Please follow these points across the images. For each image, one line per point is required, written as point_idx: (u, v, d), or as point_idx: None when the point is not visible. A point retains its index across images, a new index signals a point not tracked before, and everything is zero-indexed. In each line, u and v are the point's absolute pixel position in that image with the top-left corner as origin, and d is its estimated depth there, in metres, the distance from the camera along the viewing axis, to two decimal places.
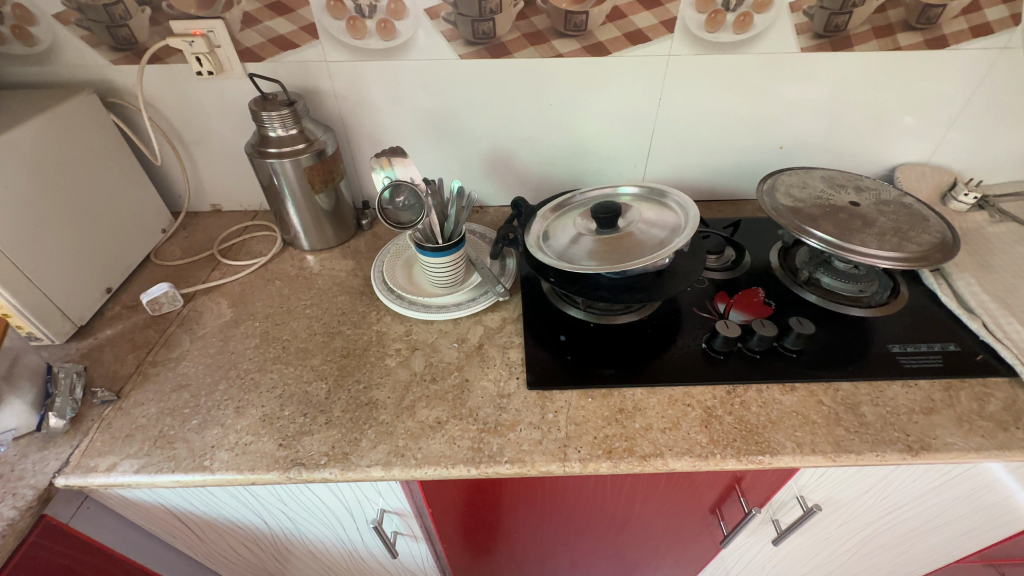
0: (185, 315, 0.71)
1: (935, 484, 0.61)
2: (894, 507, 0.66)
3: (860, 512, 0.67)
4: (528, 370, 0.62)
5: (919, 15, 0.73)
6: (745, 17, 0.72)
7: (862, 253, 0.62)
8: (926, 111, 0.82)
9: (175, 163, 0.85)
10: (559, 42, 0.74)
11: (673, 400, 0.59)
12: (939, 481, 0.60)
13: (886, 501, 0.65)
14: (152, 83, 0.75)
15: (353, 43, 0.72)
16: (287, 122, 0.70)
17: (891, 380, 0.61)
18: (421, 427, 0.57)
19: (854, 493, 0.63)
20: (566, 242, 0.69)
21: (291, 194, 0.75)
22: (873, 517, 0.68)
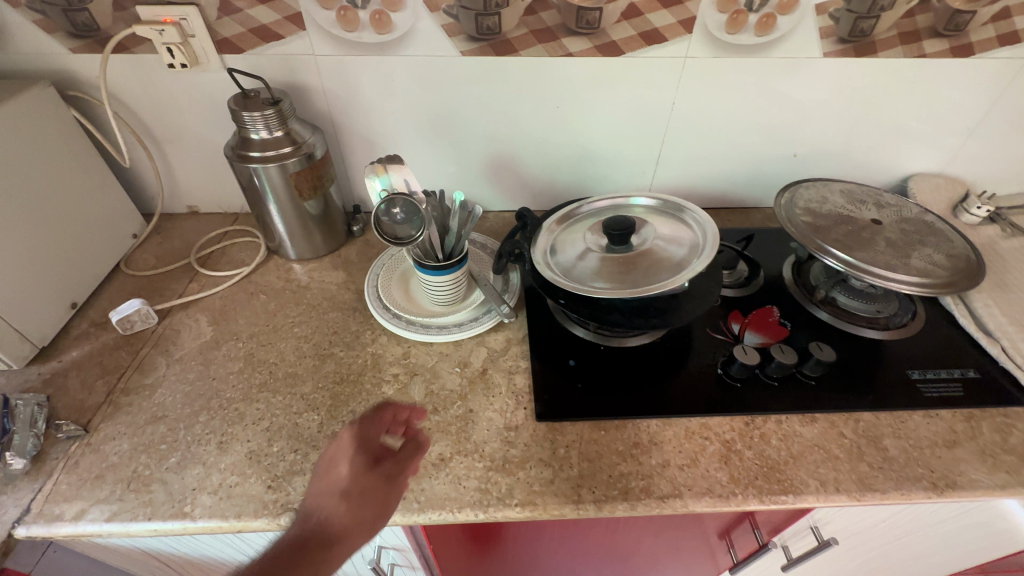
0: (161, 334, 0.65)
1: (952, 515, 0.60)
2: (907, 535, 0.64)
3: (871, 540, 0.66)
4: (537, 399, 0.58)
5: (948, 21, 0.69)
6: (768, 18, 0.67)
7: (885, 279, 0.59)
8: (945, 120, 0.79)
9: (146, 162, 0.77)
10: (569, 39, 0.68)
11: (690, 433, 0.56)
12: (956, 512, 0.59)
13: (899, 530, 0.63)
14: (117, 74, 0.68)
15: (344, 35, 0.66)
16: (271, 122, 0.63)
17: (912, 410, 0.59)
18: (423, 465, 0.53)
19: (869, 523, 0.61)
20: (575, 259, 0.65)
21: (276, 201, 0.69)
22: (884, 544, 0.67)
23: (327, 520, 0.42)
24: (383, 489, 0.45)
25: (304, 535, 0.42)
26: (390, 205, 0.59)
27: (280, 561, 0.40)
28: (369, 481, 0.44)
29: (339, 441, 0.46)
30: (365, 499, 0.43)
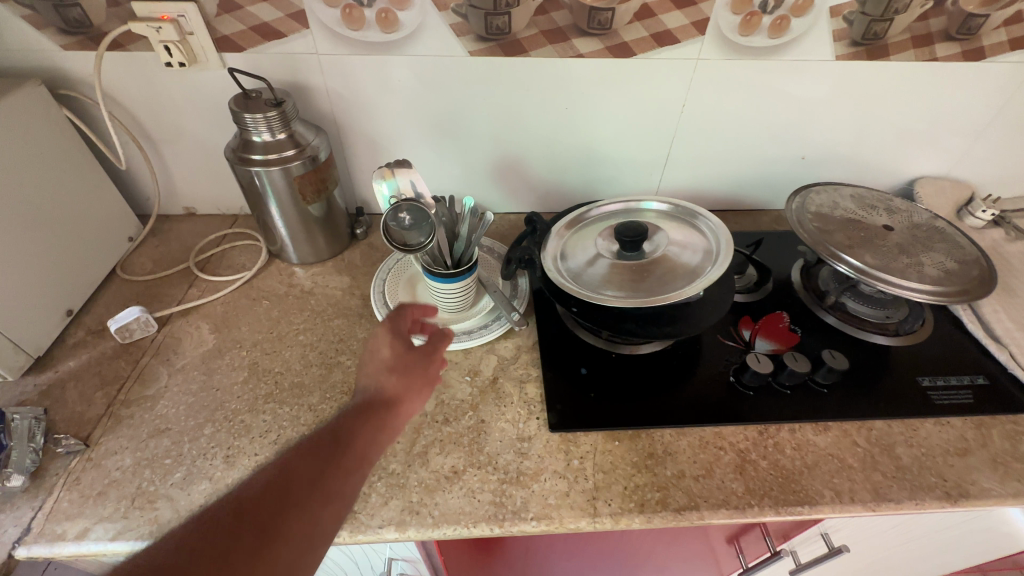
0: (161, 343, 0.63)
1: (961, 522, 0.60)
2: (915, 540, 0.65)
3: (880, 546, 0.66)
4: (549, 409, 0.57)
5: (961, 24, 0.68)
6: (782, 20, 0.66)
7: (899, 287, 0.59)
8: (953, 123, 0.79)
9: (142, 163, 0.75)
10: (580, 40, 0.67)
11: (704, 442, 0.56)
12: (965, 520, 0.59)
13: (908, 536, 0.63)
14: (111, 73, 0.65)
15: (349, 34, 0.64)
16: (274, 124, 0.61)
17: (923, 418, 0.59)
18: (436, 479, 0.52)
19: (879, 530, 0.61)
20: (585, 266, 0.64)
21: (278, 204, 0.67)
22: (891, 549, 0.67)
23: (383, 387, 0.48)
24: (426, 360, 0.51)
25: (365, 401, 0.46)
26: (397, 211, 0.58)
27: (354, 419, 0.45)
28: (414, 359, 0.50)
29: (376, 334, 0.52)
30: (414, 372, 0.49)
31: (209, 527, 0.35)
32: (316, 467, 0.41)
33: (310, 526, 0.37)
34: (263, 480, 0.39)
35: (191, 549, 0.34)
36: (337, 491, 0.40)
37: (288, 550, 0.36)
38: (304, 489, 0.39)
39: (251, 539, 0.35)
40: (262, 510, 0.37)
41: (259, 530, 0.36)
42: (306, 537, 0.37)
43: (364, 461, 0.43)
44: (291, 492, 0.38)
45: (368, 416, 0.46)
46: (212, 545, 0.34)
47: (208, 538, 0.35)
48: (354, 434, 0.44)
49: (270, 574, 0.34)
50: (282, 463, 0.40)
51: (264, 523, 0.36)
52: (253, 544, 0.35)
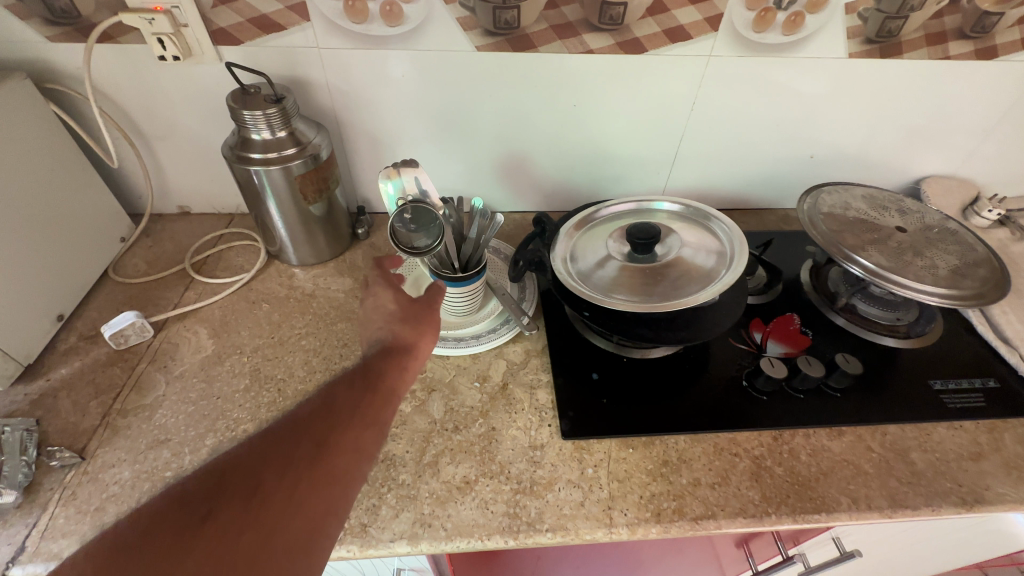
0: (158, 348, 0.61)
1: (973, 527, 0.60)
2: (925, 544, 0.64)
3: (890, 550, 0.66)
4: (562, 416, 0.56)
5: (975, 23, 0.67)
6: (797, 17, 0.64)
7: (915, 289, 0.58)
8: (962, 122, 0.78)
9: (133, 161, 0.72)
10: (590, 36, 0.65)
11: (718, 449, 0.55)
12: (977, 525, 0.59)
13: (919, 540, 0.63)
14: (101, 66, 0.62)
15: (351, 27, 0.61)
16: (274, 122, 0.59)
17: (936, 422, 0.59)
18: (447, 489, 0.50)
19: (890, 535, 0.61)
20: (596, 268, 0.62)
21: (278, 204, 0.65)
22: (900, 553, 0.67)
23: (395, 332, 0.50)
24: (432, 306, 0.54)
25: (390, 345, 0.49)
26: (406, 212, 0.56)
27: (381, 358, 0.48)
28: (420, 307, 0.53)
29: (377, 291, 0.54)
30: (423, 318, 0.52)
31: (269, 444, 0.38)
32: (358, 395, 0.43)
33: (357, 444, 0.40)
34: (311, 407, 0.42)
35: (256, 462, 0.37)
36: (378, 415, 0.43)
37: (340, 462, 0.39)
38: (349, 412, 0.42)
39: (309, 451, 0.38)
40: (315, 428, 0.40)
41: (314, 445, 0.39)
42: (355, 453, 0.40)
43: (396, 395, 0.45)
44: (337, 415, 0.41)
45: (391, 356, 0.48)
46: (274, 458, 0.37)
47: (270, 451, 0.38)
48: (384, 369, 0.46)
49: (331, 480, 0.38)
50: (326, 393, 0.43)
51: (317, 440, 0.39)
52: (310, 458, 0.38)
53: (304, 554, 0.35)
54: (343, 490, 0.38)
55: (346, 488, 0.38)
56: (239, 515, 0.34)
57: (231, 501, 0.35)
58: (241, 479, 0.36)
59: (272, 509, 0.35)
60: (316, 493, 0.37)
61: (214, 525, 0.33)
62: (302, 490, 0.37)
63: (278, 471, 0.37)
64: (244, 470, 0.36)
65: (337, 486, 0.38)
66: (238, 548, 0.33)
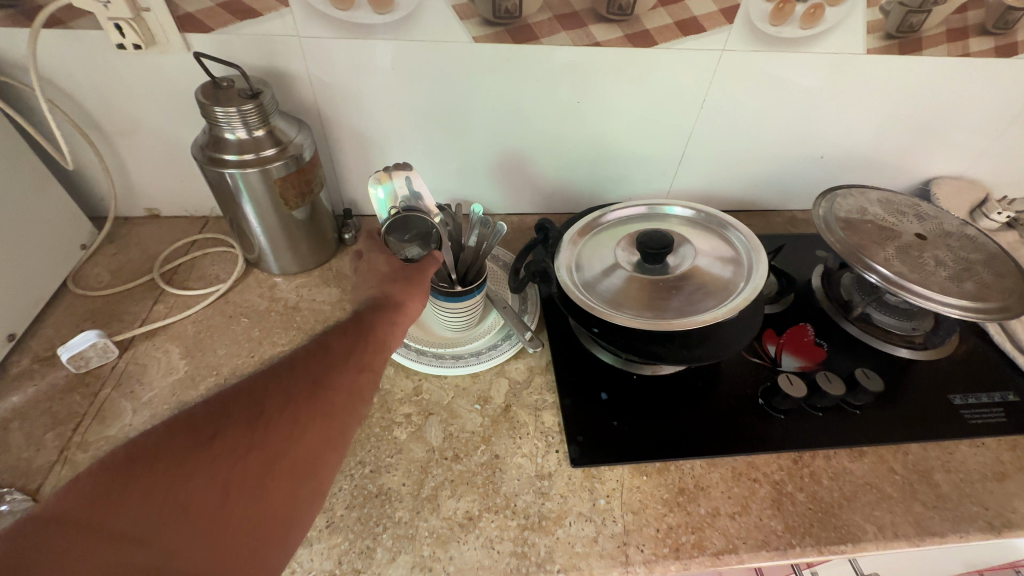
0: (124, 371, 0.55)
1: (991, 549, 0.57)
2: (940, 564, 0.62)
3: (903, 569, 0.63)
4: (570, 442, 0.52)
5: (999, 18, 0.64)
6: (816, 9, 0.60)
7: (939, 302, 0.56)
8: (975, 122, 0.75)
9: (94, 160, 0.65)
10: (597, 27, 0.60)
11: (737, 474, 0.52)
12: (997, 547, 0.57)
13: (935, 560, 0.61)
14: (51, 54, 0.55)
15: (336, 15, 0.55)
16: (251, 119, 0.53)
17: (959, 439, 0.56)
18: (448, 527, 0.46)
19: (907, 557, 0.58)
20: (603, 278, 0.58)
21: (255, 209, 0.59)
22: None
23: (383, 291, 0.47)
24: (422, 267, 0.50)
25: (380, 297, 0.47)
26: (402, 218, 0.51)
27: (372, 311, 0.46)
28: (409, 269, 0.49)
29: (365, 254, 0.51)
30: (413, 276, 0.49)
31: (268, 379, 0.37)
32: (352, 341, 0.42)
33: (353, 386, 0.40)
34: (306, 350, 0.41)
35: (256, 393, 0.36)
36: (371, 361, 0.42)
37: (339, 401, 0.38)
38: (344, 356, 0.41)
39: (308, 388, 0.38)
40: (312, 366, 0.39)
41: (313, 382, 0.38)
42: (352, 395, 0.39)
43: (387, 346, 0.45)
44: (332, 358, 0.40)
45: (381, 309, 0.46)
46: (275, 393, 0.37)
47: (271, 384, 0.37)
48: (374, 321, 0.45)
49: (329, 415, 0.37)
50: (320, 339, 0.42)
51: (315, 378, 0.39)
52: (310, 394, 0.38)
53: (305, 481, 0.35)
54: (343, 425, 0.38)
55: (345, 425, 0.38)
56: (242, 439, 0.34)
57: (234, 425, 0.34)
58: (243, 407, 0.35)
59: (274, 438, 0.35)
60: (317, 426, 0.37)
61: (219, 446, 0.33)
62: (304, 423, 0.36)
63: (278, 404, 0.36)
64: (244, 402, 0.36)
65: (337, 422, 0.38)
66: (243, 468, 0.33)
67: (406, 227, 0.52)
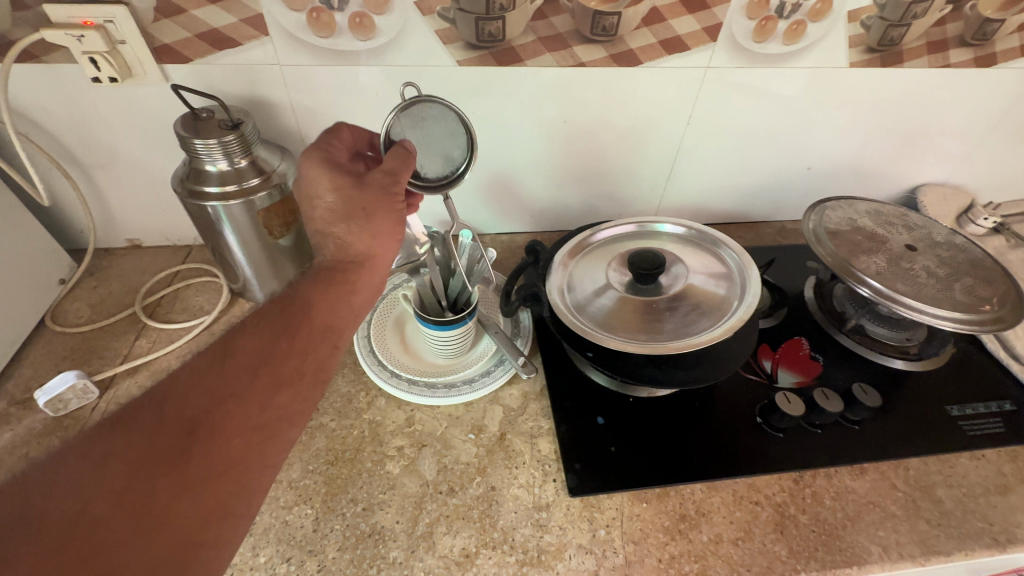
0: (105, 411, 0.54)
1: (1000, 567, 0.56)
2: None
3: None
4: (567, 471, 0.51)
5: (977, 29, 0.64)
6: (798, 26, 0.60)
7: (931, 313, 0.55)
8: (957, 130, 0.76)
9: (71, 193, 0.64)
10: (581, 47, 0.60)
11: (738, 498, 0.51)
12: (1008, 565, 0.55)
13: None
14: (24, 89, 0.54)
15: (317, 42, 0.55)
16: (232, 150, 0.52)
17: (959, 452, 0.56)
18: (445, 566, 0.44)
19: None
20: (595, 300, 0.57)
21: (238, 238, 0.57)
22: None
23: (347, 241, 0.44)
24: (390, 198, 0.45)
25: (332, 268, 0.44)
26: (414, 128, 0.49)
27: (317, 288, 0.42)
28: (368, 191, 0.44)
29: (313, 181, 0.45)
30: (373, 214, 0.44)
31: (139, 427, 0.31)
32: (293, 328, 0.39)
33: (264, 414, 0.35)
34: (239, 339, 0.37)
35: (125, 445, 0.30)
36: (314, 353, 0.39)
37: (244, 437, 0.34)
38: (250, 377, 0.35)
39: (242, 386, 0.35)
40: (250, 360, 0.36)
41: (206, 419, 0.33)
42: (262, 425, 0.35)
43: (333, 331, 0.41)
44: (237, 376, 0.35)
45: (327, 288, 0.42)
46: (191, 404, 0.33)
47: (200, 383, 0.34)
48: (315, 307, 0.41)
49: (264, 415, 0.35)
50: (254, 327, 0.38)
51: (213, 407, 0.33)
52: (208, 431, 0.32)
53: (215, 533, 0.31)
54: (274, 434, 0.35)
55: (265, 445, 0.35)
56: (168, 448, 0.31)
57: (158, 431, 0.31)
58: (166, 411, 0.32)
59: (166, 490, 0.30)
60: (219, 472, 0.32)
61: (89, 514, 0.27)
62: (203, 463, 0.32)
63: (161, 457, 0.30)
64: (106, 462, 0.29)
65: (244, 459, 0.34)
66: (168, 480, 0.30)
67: (423, 152, 0.51)
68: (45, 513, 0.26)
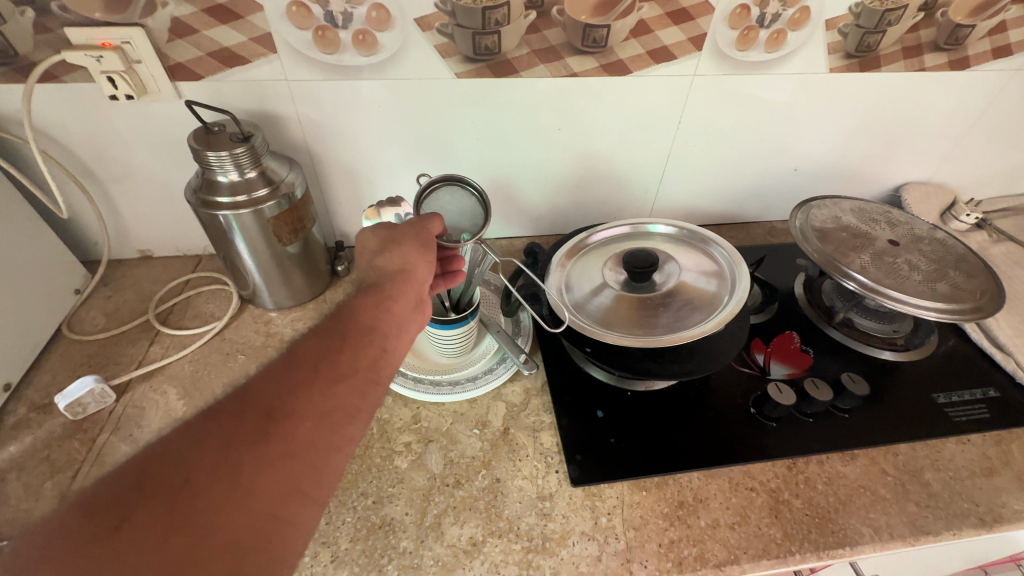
0: (122, 415, 0.56)
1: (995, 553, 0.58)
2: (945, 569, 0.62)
3: None
4: (569, 462, 0.53)
5: (949, 35, 0.68)
6: (779, 34, 0.63)
7: (913, 304, 0.58)
8: (936, 131, 0.79)
9: (86, 206, 0.66)
10: (574, 58, 0.63)
11: (734, 484, 0.53)
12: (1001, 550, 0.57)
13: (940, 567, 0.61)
14: (45, 108, 0.56)
15: (322, 58, 0.57)
16: (243, 161, 0.54)
17: (946, 438, 0.58)
18: (454, 554, 0.46)
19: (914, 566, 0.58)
20: (593, 298, 0.60)
21: (249, 246, 0.60)
22: None
23: (381, 264, 0.47)
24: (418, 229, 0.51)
25: (383, 278, 0.45)
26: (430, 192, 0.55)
27: (372, 296, 0.43)
28: (402, 231, 0.50)
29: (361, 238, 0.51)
30: (402, 240, 0.49)
31: (219, 416, 0.32)
32: (353, 331, 0.40)
33: (332, 400, 0.35)
34: (306, 341, 0.38)
35: (208, 428, 0.31)
36: (372, 353, 0.39)
37: (315, 421, 0.34)
38: (315, 365, 0.36)
39: (307, 381, 0.35)
40: (314, 359, 0.37)
41: (279, 403, 0.33)
42: (331, 411, 0.35)
43: (389, 334, 0.42)
44: (303, 372, 0.35)
45: (376, 292, 0.44)
46: (263, 398, 0.33)
47: (272, 379, 0.34)
48: (370, 310, 0.42)
49: (329, 409, 0.35)
50: (319, 330, 0.39)
51: (282, 399, 0.33)
52: (278, 423, 0.32)
53: (290, 521, 0.31)
54: (339, 429, 0.35)
55: (331, 438, 0.34)
56: (242, 438, 0.31)
57: (233, 423, 0.31)
58: (240, 405, 0.32)
59: (239, 480, 0.30)
60: (294, 456, 0.32)
61: (171, 502, 0.28)
62: (274, 453, 0.31)
63: (240, 438, 0.31)
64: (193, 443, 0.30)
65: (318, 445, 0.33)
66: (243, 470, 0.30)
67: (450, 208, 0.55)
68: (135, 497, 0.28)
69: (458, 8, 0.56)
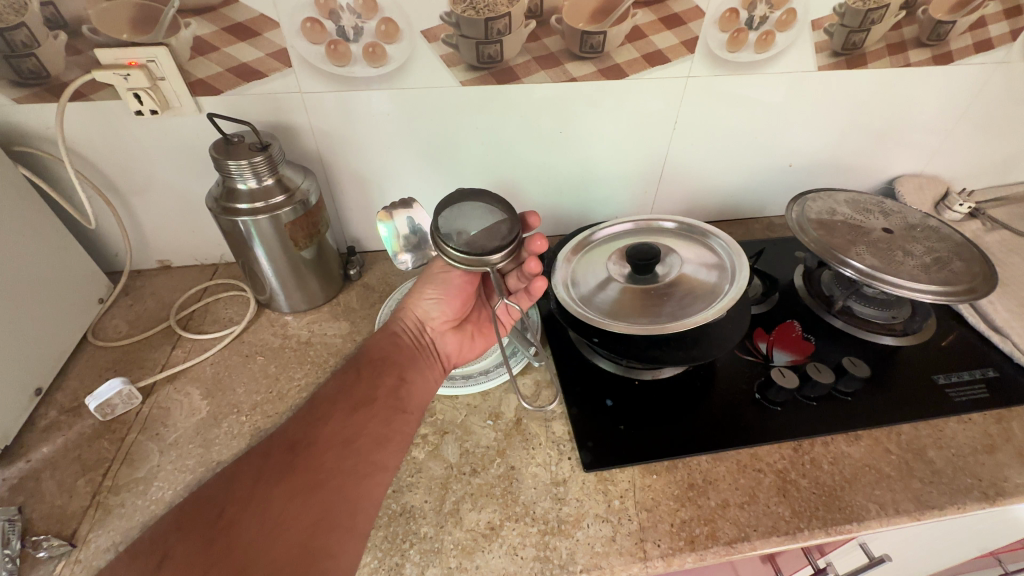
0: (148, 416, 0.58)
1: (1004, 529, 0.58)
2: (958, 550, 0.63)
3: (923, 558, 0.64)
4: (581, 448, 0.55)
5: (931, 31, 0.71)
6: (767, 36, 0.67)
7: (907, 287, 0.60)
8: (925, 124, 0.82)
9: (110, 218, 0.69)
10: (572, 64, 0.66)
11: (741, 466, 0.54)
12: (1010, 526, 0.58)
13: (952, 546, 0.61)
14: (74, 125, 0.60)
15: (333, 70, 0.61)
16: (261, 169, 0.57)
17: (947, 417, 0.59)
18: (472, 538, 0.48)
19: (926, 543, 0.59)
20: (598, 291, 0.62)
21: (267, 252, 0.62)
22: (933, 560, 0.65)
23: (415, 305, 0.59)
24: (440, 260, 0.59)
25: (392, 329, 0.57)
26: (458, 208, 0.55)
27: (382, 346, 0.55)
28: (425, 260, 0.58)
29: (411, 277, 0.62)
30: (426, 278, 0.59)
31: (259, 452, 0.42)
32: (365, 377, 0.51)
33: (349, 432, 0.45)
34: (326, 389, 0.48)
35: (247, 466, 0.41)
36: (379, 390, 0.50)
37: (337, 451, 0.43)
38: (334, 405, 0.47)
39: (325, 418, 0.45)
40: (332, 401, 0.47)
41: (300, 440, 0.43)
42: (350, 441, 0.44)
43: (397, 373, 0.52)
44: (322, 412, 0.46)
45: (387, 341, 0.56)
46: (290, 435, 0.44)
47: (299, 422, 0.45)
48: (379, 358, 0.53)
49: (347, 438, 0.44)
50: (338, 379, 0.50)
51: (306, 435, 0.44)
52: (304, 452, 0.42)
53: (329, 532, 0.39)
54: (359, 454, 0.44)
55: (353, 460, 0.43)
56: (276, 467, 0.41)
57: (269, 459, 0.42)
58: (275, 444, 0.43)
59: (278, 499, 0.39)
60: (321, 476, 0.41)
61: (225, 521, 0.38)
62: (304, 475, 0.41)
63: (271, 471, 0.41)
64: (227, 486, 0.40)
65: (341, 474, 0.42)
66: (278, 493, 0.40)
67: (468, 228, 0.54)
68: (197, 519, 0.38)
69: (463, 19, 0.59)
